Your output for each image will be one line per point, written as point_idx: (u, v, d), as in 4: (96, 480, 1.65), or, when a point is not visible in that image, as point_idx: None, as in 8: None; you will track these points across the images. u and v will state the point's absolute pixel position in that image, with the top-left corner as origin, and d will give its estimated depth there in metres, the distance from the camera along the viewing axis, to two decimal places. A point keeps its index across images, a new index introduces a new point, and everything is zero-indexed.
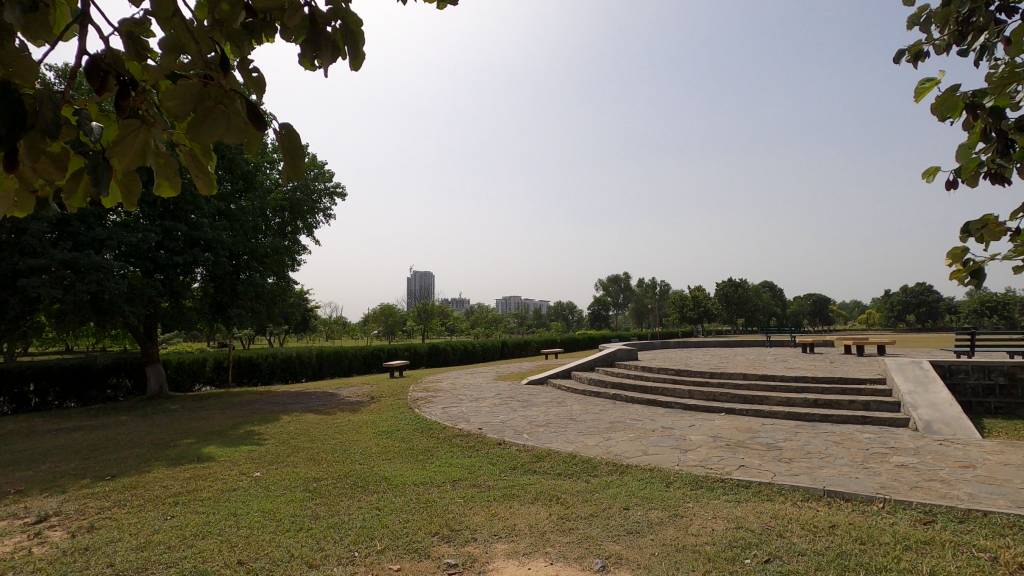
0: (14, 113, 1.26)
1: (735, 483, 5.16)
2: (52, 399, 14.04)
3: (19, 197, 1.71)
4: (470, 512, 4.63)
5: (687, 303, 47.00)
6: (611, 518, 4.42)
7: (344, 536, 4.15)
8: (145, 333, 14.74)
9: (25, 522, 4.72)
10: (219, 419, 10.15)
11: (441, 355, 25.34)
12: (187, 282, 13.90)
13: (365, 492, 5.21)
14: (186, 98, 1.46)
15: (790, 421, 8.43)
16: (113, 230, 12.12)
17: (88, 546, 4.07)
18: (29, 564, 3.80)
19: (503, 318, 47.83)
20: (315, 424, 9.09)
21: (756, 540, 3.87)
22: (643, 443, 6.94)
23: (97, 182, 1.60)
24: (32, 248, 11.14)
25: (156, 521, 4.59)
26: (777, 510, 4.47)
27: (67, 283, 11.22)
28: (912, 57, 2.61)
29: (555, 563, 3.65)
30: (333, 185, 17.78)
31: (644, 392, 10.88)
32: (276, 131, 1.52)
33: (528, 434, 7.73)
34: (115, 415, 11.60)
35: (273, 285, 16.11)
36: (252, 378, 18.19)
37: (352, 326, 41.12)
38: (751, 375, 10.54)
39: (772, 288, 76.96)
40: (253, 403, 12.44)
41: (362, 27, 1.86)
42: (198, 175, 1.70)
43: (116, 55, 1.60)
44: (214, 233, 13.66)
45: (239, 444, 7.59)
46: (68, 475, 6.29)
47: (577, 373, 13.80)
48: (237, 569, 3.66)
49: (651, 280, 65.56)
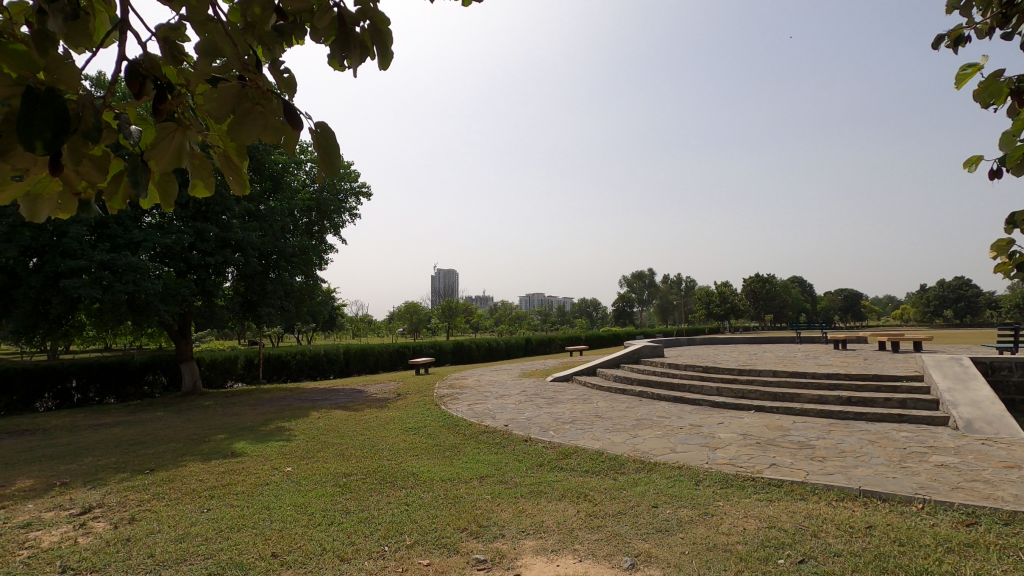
0: (59, 113, 1.29)
1: (766, 482, 5.06)
2: (92, 396, 14.54)
3: (61, 200, 1.75)
4: (498, 508, 4.65)
5: (713, 298, 46.42)
6: (639, 516, 4.38)
7: (375, 530, 4.21)
8: (179, 332, 15.16)
9: (70, 513, 4.91)
10: (251, 415, 10.39)
11: (465, 353, 25.54)
12: (219, 282, 14.22)
13: (393, 488, 5.27)
14: (224, 100, 1.48)
15: (823, 419, 8.24)
16: (148, 231, 12.51)
17: (130, 538, 4.21)
18: (75, 554, 3.95)
19: (527, 317, 47.97)
20: (343, 421, 9.24)
21: (790, 540, 3.80)
22: (670, 441, 6.85)
23: (136, 185, 1.63)
24: (72, 250, 11.56)
25: (194, 513, 4.72)
26: (811, 509, 4.38)
27: (105, 283, 11.60)
28: (951, 44, 2.53)
29: (584, 560, 3.64)
30: (358, 185, 18.04)
31: (671, 389, 10.79)
32: (310, 130, 1.51)
33: (555, 431, 7.72)
34: (151, 411, 11.97)
35: (301, 284, 16.38)
36: (281, 375, 18.65)
37: (380, 325, 41.75)
38: (781, 373, 10.35)
39: (800, 283, 75.47)
40: (282, 400, 12.66)
41: (390, 27, 1.85)
42: (232, 176, 1.72)
43: (153, 59, 1.63)
44: (245, 234, 13.96)
45: (271, 439, 7.76)
46: (109, 469, 6.51)
47: (602, 370, 13.69)
48: (272, 561, 3.74)
49: (676, 278, 64.99)
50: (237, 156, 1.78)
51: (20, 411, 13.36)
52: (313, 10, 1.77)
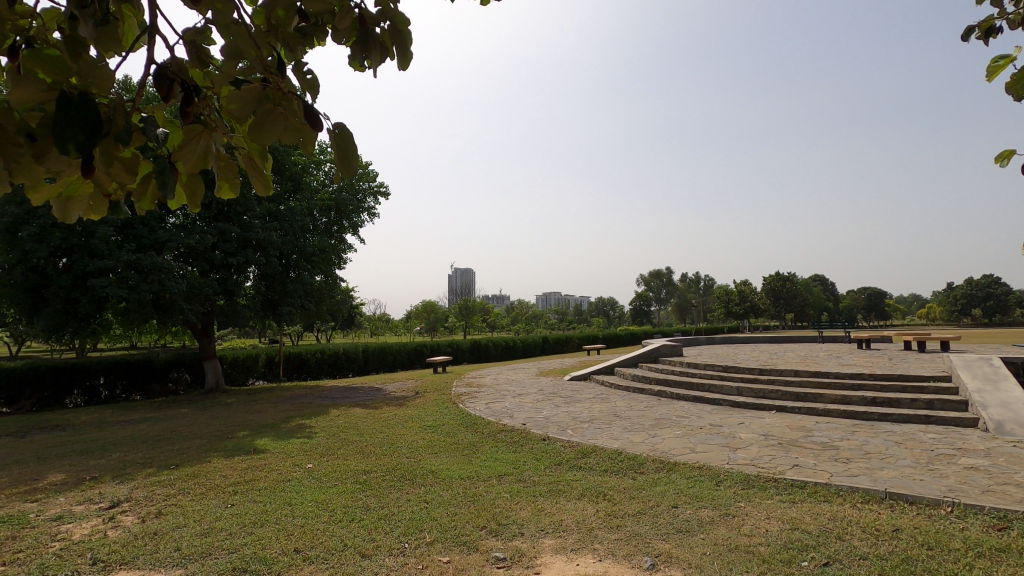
0: (90, 115, 1.31)
1: (788, 483, 4.99)
2: (119, 393, 14.88)
3: (93, 201, 1.80)
4: (517, 506, 4.65)
5: (732, 297, 45.90)
6: (659, 516, 4.35)
7: (395, 527, 4.25)
8: (202, 330, 15.43)
9: (99, 506, 5.04)
10: (272, 413, 10.55)
11: (482, 351, 25.61)
12: (240, 281, 14.44)
13: (413, 485, 5.31)
14: (247, 101, 1.50)
15: (846, 420, 8.09)
16: (172, 231, 12.76)
17: (157, 531, 4.31)
18: (105, 546, 4.05)
19: (544, 315, 47.91)
20: (362, 418, 9.32)
21: (814, 542, 3.74)
22: (690, 441, 6.79)
23: (164, 187, 1.66)
24: (99, 250, 11.84)
25: (218, 508, 4.82)
26: (835, 511, 4.30)
27: (131, 283, 11.87)
28: (981, 36, 2.47)
29: (603, 560, 3.63)
30: (377, 185, 18.19)
31: (690, 389, 10.70)
32: (329, 132, 1.51)
33: (573, 430, 7.70)
34: (176, 408, 12.22)
35: (321, 283, 16.56)
36: (301, 373, 18.91)
37: (398, 324, 42.08)
38: (802, 372, 10.19)
39: (822, 281, 74.19)
40: (303, 398, 12.81)
41: (410, 27, 1.85)
42: (255, 177, 1.74)
43: (180, 63, 1.66)
44: (266, 234, 14.16)
45: (292, 436, 7.87)
46: (136, 464, 6.67)
47: (620, 369, 13.61)
48: (294, 556, 3.80)
49: (694, 277, 64.36)
50: (260, 158, 1.80)
51: (51, 407, 13.72)
52: (334, 12, 1.78)
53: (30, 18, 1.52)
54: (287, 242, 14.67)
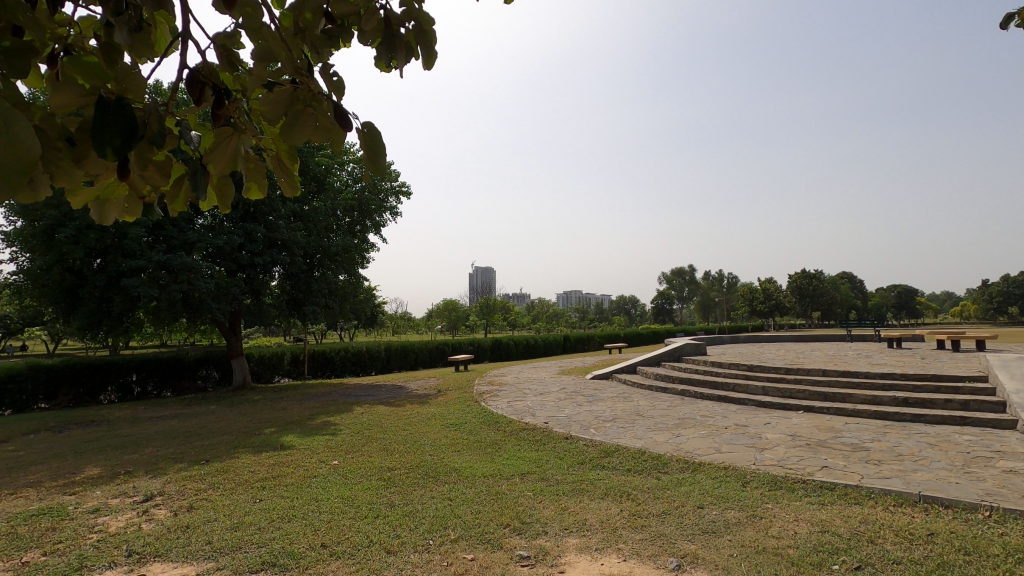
0: (126, 117, 1.33)
1: (817, 484, 4.89)
2: (151, 390, 15.28)
3: (128, 203, 1.84)
4: (540, 505, 4.65)
5: (756, 295, 45.10)
6: (684, 517, 4.30)
7: (419, 524, 4.29)
8: (230, 329, 15.76)
9: (134, 500, 5.19)
10: (299, 410, 10.72)
11: (503, 350, 25.67)
12: (266, 281, 14.70)
13: (436, 482, 5.35)
14: (278, 104, 1.52)
15: (877, 421, 7.90)
16: (200, 232, 13.05)
17: (189, 524, 4.42)
18: (139, 538, 4.17)
19: (564, 314, 47.78)
20: (386, 416, 9.42)
21: (845, 545, 3.67)
22: (715, 441, 6.71)
23: (196, 188, 1.69)
24: (131, 250, 12.18)
25: (247, 503, 4.91)
26: (867, 514, 4.21)
27: (162, 283, 12.19)
28: (1022, 23, 2.40)
29: (628, 560, 3.60)
30: (399, 185, 18.35)
31: (714, 388, 10.56)
32: (358, 130, 1.52)
33: (595, 429, 7.67)
34: (205, 404, 12.51)
35: (344, 282, 16.76)
36: (325, 371, 19.19)
37: (419, 322, 42.41)
38: (830, 372, 9.98)
39: (850, 279, 72.48)
40: (327, 395, 12.99)
41: (435, 26, 1.84)
42: (284, 178, 1.76)
43: (211, 67, 1.69)
44: (291, 234, 14.39)
45: (318, 433, 8.00)
46: (167, 459, 6.84)
47: (642, 368, 13.51)
48: (321, 551, 3.85)
49: (717, 276, 63.45)
50: (288, 158, 1.83)
51: (86, 403, 14.15)
52: (359, 14, 1.78)
53: (68, 27, 1.57)
54: (312, 242, 14.90)
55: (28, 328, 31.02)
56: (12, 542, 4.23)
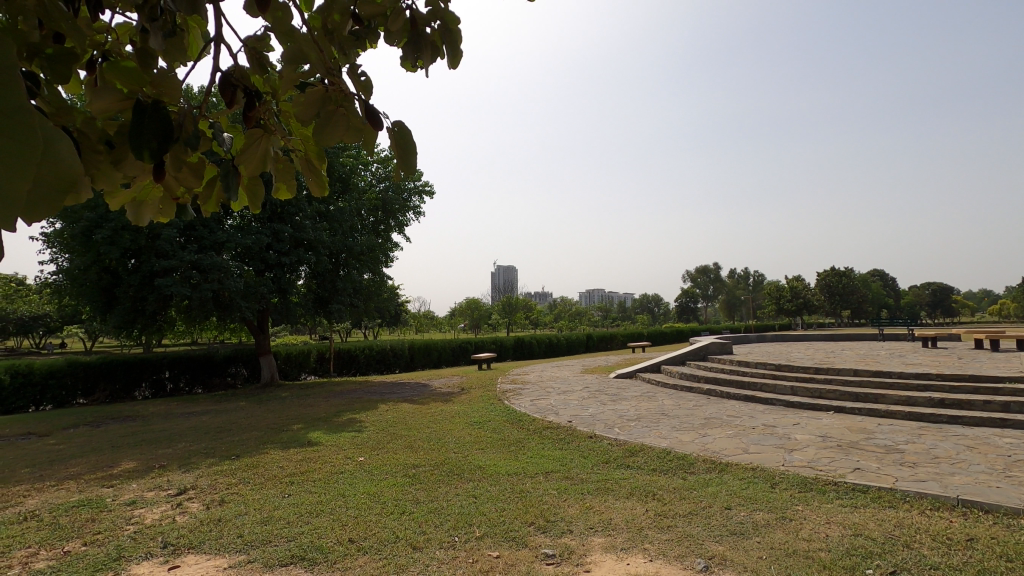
0: (163, 120, 1.35)
1: (850, 487, 4.76)
2: (183, 386, 15.70)
3: (162, 206, 1.87)
4: (565, 504, 4.63)
5: (784, 294, 44.11)
6: (712, 517, 4.25)
7: (445, 521, 4.32)
8: (258, 327, 16.09)
9: (168, 493, 5.35)
10: (325, 407, 10.88)
11: (526, 348, 25.68)
12: (293, 280, 14.96)
13: (461, 480, 5.38)
14: (309, 105, 1.55)
15: (911, 422, 7.68)
16: (230, 232, 13.35)
17: (220, 518, 4.53)
18: (174, 531, 4.29)
19: (587, 312, 47.51)
20: (410, 414, 9.51)
21: (879, 549, 3.57)
22: (743, 441, 6.61)
23: (228, 189, 1.72)
24: (164, 250, 12.54)
25: (276, 498, 5.01)
26: (902, 518, 4.10)
27: (194, 282, 12.51)
28: None
29: (654, 560, 3.58)
30: (422, 185, 18.48)
31: (741, 387, 10.39)
32: (387, 130, 1.53)
33: (620, 428, 7.61)
34: (235, 401, 12.80)
35: (369, 281, 16.96)
36: (350, 369, 19.45)
37: (442, 321, 42.69)
38: (862, 371, 9.73)
39: (882, 277, 70.51)
40: (352, 393, 13.17)
41: (460, 25, 1.84)
42: (312, 178, 1.79)
43: (243, 70, 1.72)
44: (317, 234, 14.61)
45: (343, 430, 8.11)
46: (199, 454, 7.02)
47: (667, 367, 13.36)
48: (349, 546, 3.91)
49: (743, 274, 62.36)
50: (317, 159, 1.85)
51: (121, 399, 14.61)
52: (385, 14, 1.79)
53: (105, 34, 1.60)
54: (337, 241, 15.10)
55: (66, 326, 32.15)
56: (55, 532, 4.39)
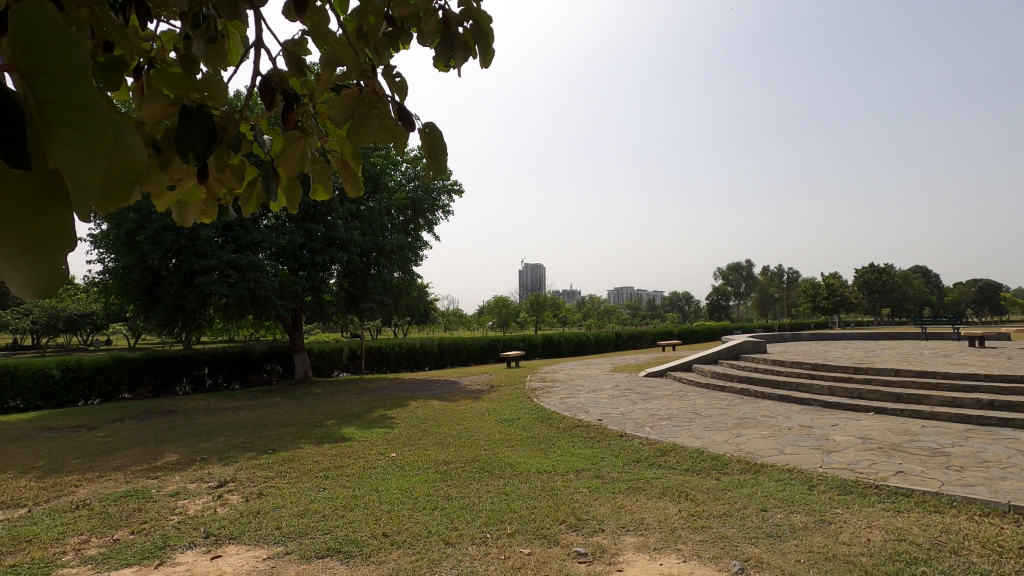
0: (207, 124, 1.38)
1: (892, 490, 4.61)
2: (221, 381, 16.20)
3: (206, 207, 1.92)
4: (596, 502, 4.61)
5: (819, 292, 42.77)
6: (747, 519, 4.18)
7: (476, 517, 4.35)
8: (292, 325, 16.47)
9: (210, 485, 5.53)
10: (357, 403, 11.08)
11: (554, 347, 25.63)
12: (325, 278, 15.25)
13: (491, 477, 5.42)
14: (345, 107, 1.57)
15: (957, 424, 7.39)
16: (265, 232, 13.70)
17: (259, 510, 4.66)
18: (215, 522, 4.43)
19: (616, 310, 47.12)
20: (440, 411, 9.61)
21: (924, 555, 3.46)
22: (778, 442, 6.47)
23: (268, 190, 1.75)
24: (203, 250, 12.96)
25: (312, 492, 5.13)
26: (948, 523, 3.95)
27: (232, 281, 12.89)
28: None
29: (688, 561, 3.54)
30: (451, 184, 18.62)
31: (776, 387, 10.17)
32: (420, 131, 1.54)
33: (651, 427, 7.54)
34: (270, 397, 13.13)
35: (399, 279, 17.17)
36: (381, 366, 19.75)
37: (470, 319, 42.98)
38: (904, 371, 9.40)
39: (924, 273, 67.89)
40: (383, 390, 13.39)
41: (492, 24, 1.83)
42: (348, 179, 1.82)
43: (282, 73, 1.75)
44: (349, 233, 14.85)
45: (376, 426, 8.25)
46: (238, 447, 7.24)
47: (698, 366, 13.17)
48: (383, 540, 3.97)
49: (776, 272, 60.87)
50: (352, 160, 1.87)
51: (164, 393, 15.16)
52: (418, 15, 1.79)
53: (150, 41, 1.65)
54: (368, 241, 15.33)
55: (112, 323, 33.46)
56: (104, 521, 4.59)
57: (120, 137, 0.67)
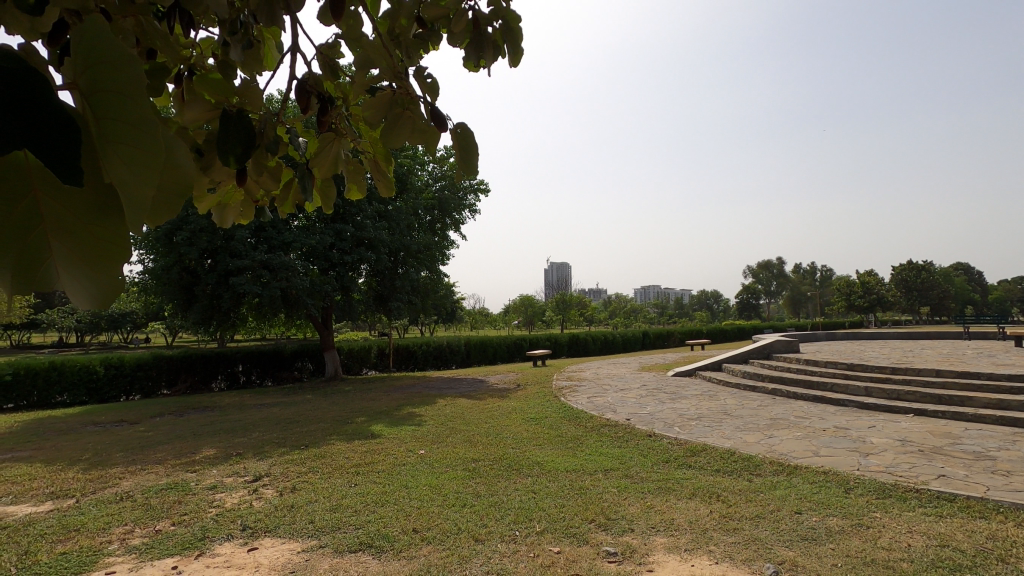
0: (245, 127, 1.41)
1: (934, 495, 4.47)
2: (254, 378, 16.62)
3: (243, 208, 1.97)
4: (626, 502, 4.59)
5: (854, 290, 41.44)
6: (781, 521, 4.09)
7: (505, 515, 4.37)
8: (323, 324, 16.80)
9: (245, 479, 5.69)
10: (385, 401, 11.22)
11: (581, 345, 25.52)
12: (355, 278, 15.50)
13: (520, 475, 5.43)
14: (378, 108, 1.59)
15: (1003, 427, 7.10)
16: (296, 233, 14.00)
17: (293, 504, 4.77)
18: (251, 515, 4.56)
19: (642, 309, 46.63)
20: (468, 409, 9.66)
21: (968, 562, 3.34)
22: (813, 443, 6.32)
23: (304, 191, 1.79)
24: (237, 251, 13.33)
25: (343, 487, 5.23)
26: (994, 529, 3.81)
27: (264, 280, 13.21)
28: None
29: (721, 563, 3.48)
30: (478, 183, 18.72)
31: (809, 387, 9.93)
32: (451, 131, 1.55)
33: (680, 427, 7.45)
34: (302, 394, 13.40)
35: (426, 278, 17.34)
36: (409, 364, 19.99)
37: (497, 318, 43.10)
38: (946, 372, 9.07)
39: (966, 270, 65.29)
40: (410, 388, 13.53)
41: (520, 22, 1.84)
42: (379, 179, 1.85)
43: (316, 78, 1.78)
44: (377, 233, 15.06)
45: (404, 424, 8.34)
46: (272, 443, 7.42)
47: (728, 366, 12.95)
48: (413, 536, 4.03)
49: (809, 269, 59.36)
50: (384, 160, 1.90)
51: (200, 390, 15.62)
52: (447, 16, 1.80)
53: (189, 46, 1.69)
54: (396, 240, 15.53)
55: (151, 322, 34.69)
56: (146, 512, 4.76)
57: (171, 146, 0.68)
